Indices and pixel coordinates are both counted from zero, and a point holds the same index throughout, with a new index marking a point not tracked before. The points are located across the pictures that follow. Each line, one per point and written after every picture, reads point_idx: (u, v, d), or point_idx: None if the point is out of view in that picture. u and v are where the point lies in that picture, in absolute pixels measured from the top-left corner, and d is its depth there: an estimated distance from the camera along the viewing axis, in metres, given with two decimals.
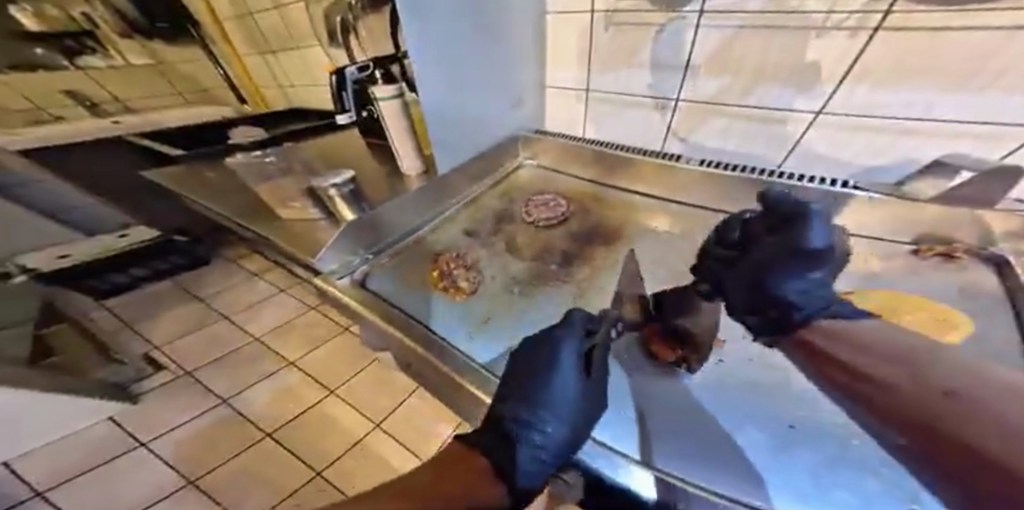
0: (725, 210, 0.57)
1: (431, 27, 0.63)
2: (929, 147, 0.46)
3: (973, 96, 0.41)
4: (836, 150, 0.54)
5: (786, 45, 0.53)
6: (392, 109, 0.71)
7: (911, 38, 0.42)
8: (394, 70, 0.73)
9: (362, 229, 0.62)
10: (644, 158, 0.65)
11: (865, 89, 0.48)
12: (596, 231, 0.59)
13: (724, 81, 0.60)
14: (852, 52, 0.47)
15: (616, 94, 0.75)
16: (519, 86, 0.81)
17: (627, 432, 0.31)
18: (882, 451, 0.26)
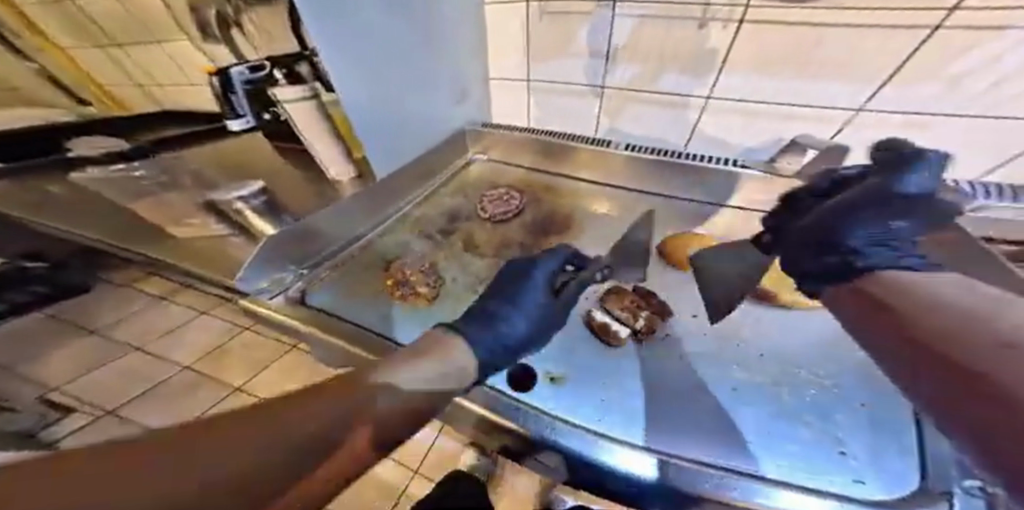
0: (650, 191, 0.63)
1: (354, 11, 0.52)
2: (791, 127, 0.55)
3: (813, 82, 0.51)
4: (725, 130, 0.61)
5: (681, 33, 0.57)
6: (305, 113, 0.48)
7: (778, 32, 0.50)
8: (302, 69, 0.45)
9: (292, 239, 0.58)
10: (578, 144, 0.66)
11: (736, 78, 0.56)
12: (549, 222, 0.58)
13: (637, 69, 0.65)
14: (724, 43, 0.54)
15: (555, 83, 0.75)
16: (461, 81, 0.75)
17: (591, 410, 0.36)
18: (806, 403, 0.35)
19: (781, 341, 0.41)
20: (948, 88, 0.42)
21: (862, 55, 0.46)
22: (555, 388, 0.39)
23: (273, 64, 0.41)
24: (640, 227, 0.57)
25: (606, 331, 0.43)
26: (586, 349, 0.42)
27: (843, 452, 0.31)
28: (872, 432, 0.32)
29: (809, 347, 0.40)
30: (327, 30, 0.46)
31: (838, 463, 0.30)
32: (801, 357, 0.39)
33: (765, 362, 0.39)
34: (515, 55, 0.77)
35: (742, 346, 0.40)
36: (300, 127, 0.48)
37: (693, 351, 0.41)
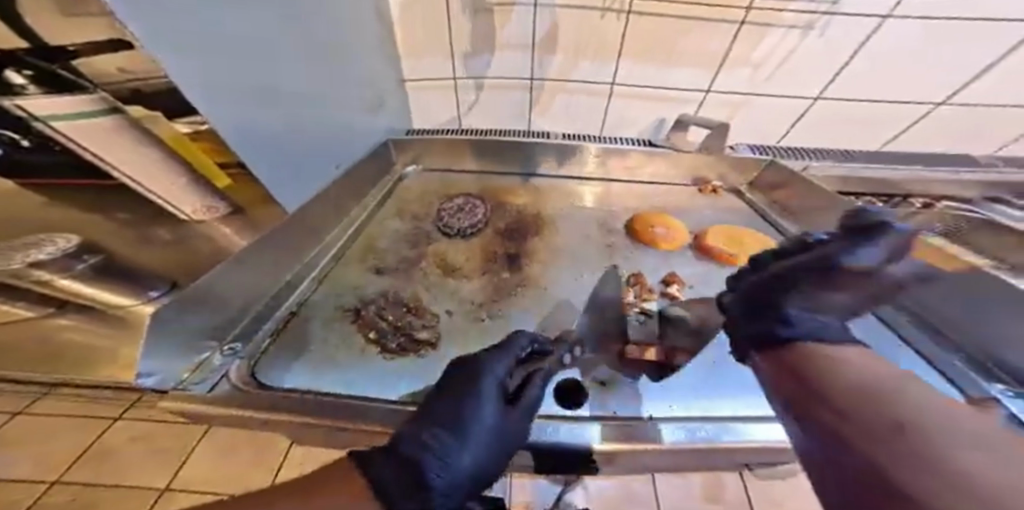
0: (600, 176, 0.65)
1: (229, 20, 0.33)
2: (670, 109, 0.70)
3: (694, 70, 0.64)
4: (626, 116, 0.72)
5: (586, 24, 0.61)
6: (102, 134, 0.24)
7: (648, 23, 0.59)
8: (65, 73, 0.19)
9: (189, 314, 0.43)
10: (516, 139, 0.65)
11: (633, 68, 0.65)
12: (520, 225, 0.56)
13: (559, 59, 0.66)
14: (619, 36, 0.61)
15: (489, 79, 0.71)
16: (373, 84, 0.64)
17: (672, 395, 0.38)
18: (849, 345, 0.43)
19: None
20: (752, 71, 0.62)
21: (698, 46, 0.61)
22: (601, 393, 0.38)
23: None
24: (603, 211, 0.60)
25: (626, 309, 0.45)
26: (609, 337, 0.42)
27: None
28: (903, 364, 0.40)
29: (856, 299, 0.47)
30: (197, 36, 0.27)
31: None
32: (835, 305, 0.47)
33: None
34: (437, 51, 0.68)
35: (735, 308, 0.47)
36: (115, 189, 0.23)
37: None
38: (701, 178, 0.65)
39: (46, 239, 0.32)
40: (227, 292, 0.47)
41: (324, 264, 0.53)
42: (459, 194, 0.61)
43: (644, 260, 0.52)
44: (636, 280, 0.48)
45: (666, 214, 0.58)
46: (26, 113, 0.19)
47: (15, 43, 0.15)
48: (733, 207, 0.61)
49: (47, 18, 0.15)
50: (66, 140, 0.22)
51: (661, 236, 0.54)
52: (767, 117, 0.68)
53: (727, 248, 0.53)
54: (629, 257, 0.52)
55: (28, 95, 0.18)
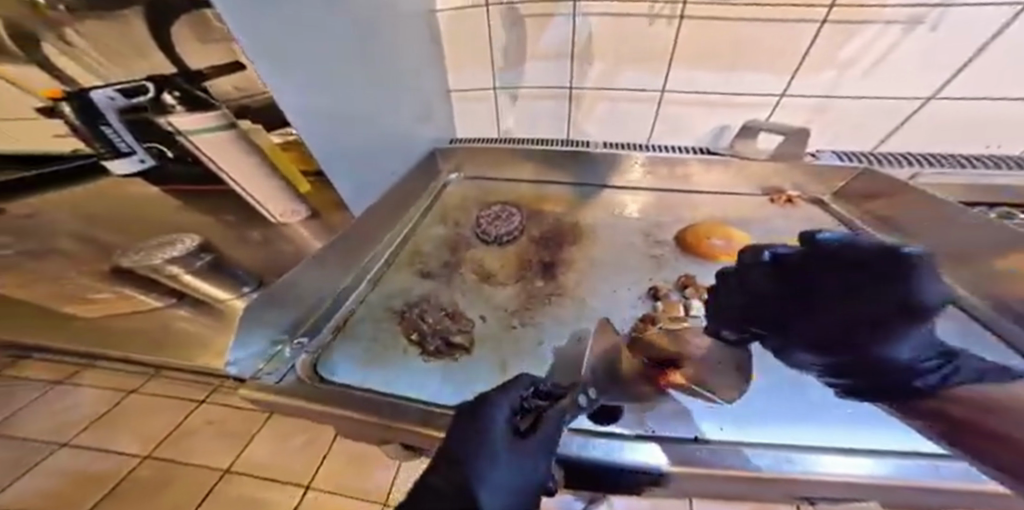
0: (647, 186, 0.61)
1: (307, 48, 0.36)
2: (733, 115, 0.63)
3: (756, 72, 0.57)
4: (680, 123, 0.66)
5: (633, 32, 0.58)
6: (220, 145, 0.32)
7: (706, 26, 0.55)
8: (201, 95, 0.26)
9: (269, 307, 0.47)
10: (558, 149, 0.65)
11: (685, 73, 0.60)
12: (557, 234, 0.55)
13: (601, 68, 0.63)
14: (670, 41, 0.58)
15: (527, 90, 0.69)
16: (424, 98, 0.67)
17: (714, 417, 0.29)
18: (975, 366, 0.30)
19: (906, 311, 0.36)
20: (837, 72, 0.54)
21: (763, 44, 0.54)
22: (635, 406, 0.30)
23: (159, 87, 0.25)
24: (648, 222, 0.56)
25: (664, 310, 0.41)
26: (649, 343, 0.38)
27: None
28: None
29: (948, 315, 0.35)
30: (289, 61, 0.32)
31: None
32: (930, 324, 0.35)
33: None
34: (479, 66, 0.70)
35: None
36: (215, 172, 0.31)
37: None
38: (770, 187, 0.58)
39: (178, 237, 0.43)
40: (301, 287, 0.51)
41: (379, 266, 0.55)
42: (498, 202, 0.62)
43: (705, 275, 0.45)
44: (686, 282, 0.44)
45: (726, 225, 0.52)
46: (174, 127, 0.29)
47: (164, 68, 0.23)
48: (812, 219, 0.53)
49: (190, 44, 0.21)
50: (197, 150, 0.32)
51: (721, 247, 0.48)
52: (852, 122, 0.58)
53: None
54: (676, 268, 0.47)
55: (176, 112, 0.28)
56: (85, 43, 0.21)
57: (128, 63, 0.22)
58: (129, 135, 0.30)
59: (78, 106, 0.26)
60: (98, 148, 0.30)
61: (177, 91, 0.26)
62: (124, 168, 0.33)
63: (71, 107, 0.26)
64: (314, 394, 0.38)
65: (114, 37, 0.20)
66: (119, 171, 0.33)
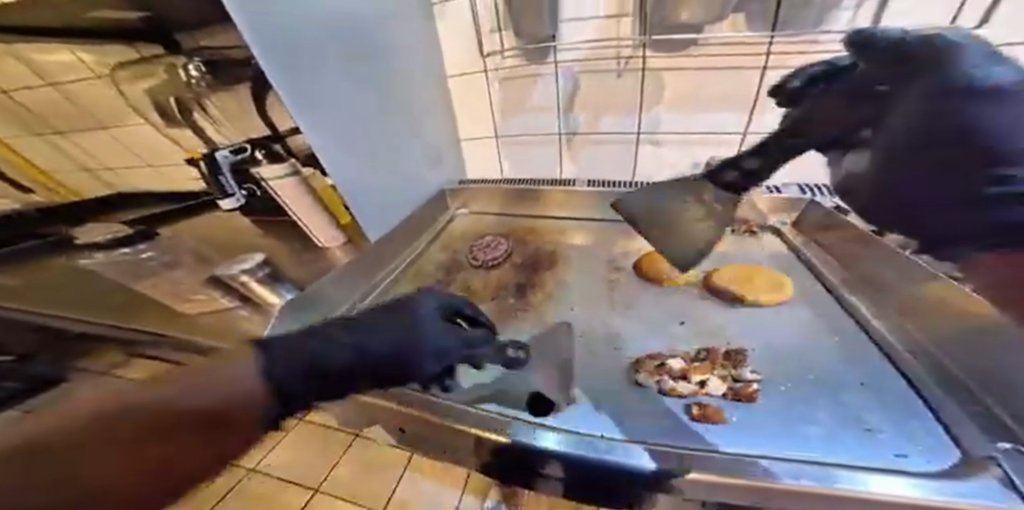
0: (624, 218, 0.65)
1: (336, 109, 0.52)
2: (706, 153, 0.64)
3: (725, 112, 0.59)
4: (660, 162, 0.68)
5: (606, 84, 0.66)
6: (288, 187, 0.48)
7: (658, 77, 0.61)
8: (278, 148, 0.44)
9: (300, 311, 0.59)
10: (546, 187, 0.73)
11: (655, 117, 0.65)
12: (534, 260, 0.62)
13: (582, 116, 0.70)
14: (637, 92, 0.64)
15: (519, 137, 0.80)
16: (435, 145, 0.80)
17: (591, 419, 0.33)
18: (810, 386, 0.34)
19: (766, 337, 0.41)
20: (788, 112, 0.56)
21: (722, 90, 0.58)
22: (568, 406, 0.35)
23: (254, 146, 0.42)
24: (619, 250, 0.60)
25: (605, 325, 0.46)
26: (581, 351, 0.43)
27: (869, 429, 0.29)
28: (909, 418, 0.30)
29: (819, 341, 0.39)
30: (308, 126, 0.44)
31: (862, 436, 0.28)
32: (801, 350, 0.38)
33: (760, 351, 0.39)
34: (478, 120, 0.83)
35: (720, 337, 0.41)
36: (285, 201, 0.48)
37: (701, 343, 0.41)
38: (739, 220, 0.59)
39: (248, 255, 0.53)
40: (322, 290, 0.60)
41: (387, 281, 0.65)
42: (491, 233, 0.72)
43: (645, 300, 0.48)
44: (723, 359, 0.38)
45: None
46: (262, 176, 0.44)
47: (256, 126, 0.41)
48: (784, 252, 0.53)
49: (277, 109, 0.41)
50: (275, 193, 0.47)
51: (670, 273, 0.51)
52: (830, 159, 0.58)
53: (738, 289, 0.46)
54: (624, 297, 0.50)
55: (259, 163, 0.43)
56: (212, 115, 0.37)
57: (235, 123, 0.39)
58: (235, 183, 0.43)
59: (207, 165, 0.41)
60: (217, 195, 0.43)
61: (268, 143, 0.43)
62: (230, 207, 0.45)
63: (202, 165, 0.40)
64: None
65: (228, 103, 0.37)
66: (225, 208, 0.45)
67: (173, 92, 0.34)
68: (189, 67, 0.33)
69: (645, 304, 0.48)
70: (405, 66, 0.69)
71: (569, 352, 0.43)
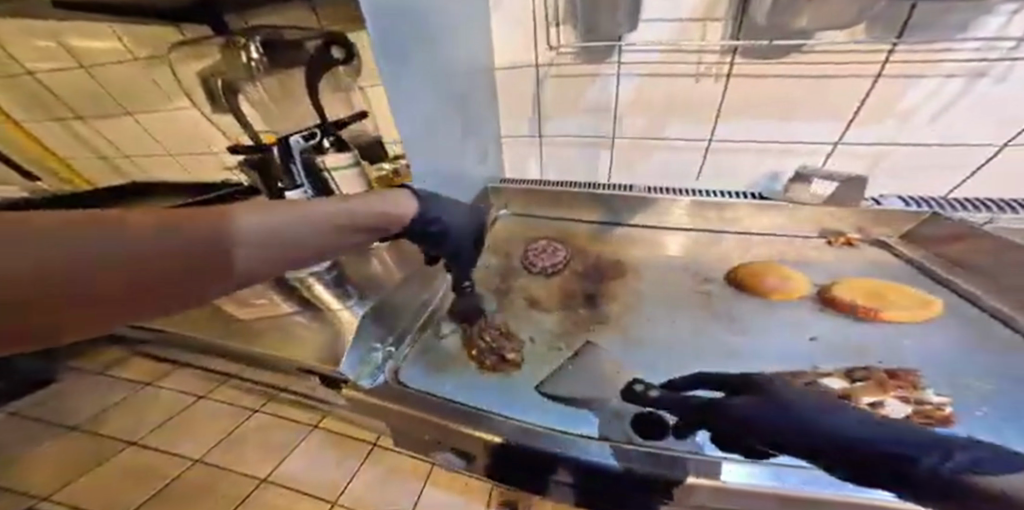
0: (691, 228, 0.61)
1: (425, 99, 0.56)
2: (785, 162, 0.61)
3: (810, 122, 0.56)
4: (728, 169, 0.65)
5: (680, 89, 0.61)
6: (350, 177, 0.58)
7: (748, 84, 0.56)
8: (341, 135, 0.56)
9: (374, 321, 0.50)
10: (605, 192, 0.66)
11: (727, 127, 0.61)
12: (599, 268, 0.58)
13: (643, 120, 0.66)
14: (718, 98, 0.59)
15: (569, 138, 0.75)
16: (481, 141, 0.75)
17: (761, 440, 0.29)
18: (989, 393, 0.31)
19: (916, 351, 0.37)
20: (897, 124, 0.52)
21: (812, 99, 0.54)
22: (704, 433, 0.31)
23: (321, 133, 0.56)
24: (693, 260, 0.56)
25: (709, 344, 0.41)
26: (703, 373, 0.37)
27: None
28: None
29: (970, 352, 0.36)
30: None
31: None
32: (965, 365, 0.34)
33: (915, 364, 0.35)
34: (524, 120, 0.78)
35: (865, 355, 0.37)
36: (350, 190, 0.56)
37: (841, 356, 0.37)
38: (827, 230, 0.54)
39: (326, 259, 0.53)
40: (397, 300, 0.54)
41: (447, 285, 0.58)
42: (542, 238, 0.67)
43: (753, 313, 0.44)
44: (893, 382, 0.33)
45: (783, 265, 0.51)
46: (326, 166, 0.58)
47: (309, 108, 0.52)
48: (884, 268, 0.49)
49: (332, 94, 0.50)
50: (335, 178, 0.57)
51: (775, 286, 0.47)
52: (917, 168, 0.55)
53: (864, 303, 0.42)
54: (727, 306, 0.46)
55: (326, 150, 0.57)
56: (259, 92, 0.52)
57: (289, 111, 0.53)
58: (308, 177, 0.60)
59: (286, 152, 0.58)
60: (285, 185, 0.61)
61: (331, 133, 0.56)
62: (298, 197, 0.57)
63: (280, 150, 0.58)
64: (404, 399, 0.40)
65: (287, 107, 0.53)
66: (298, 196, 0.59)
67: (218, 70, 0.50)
68: (249, 48, 0.46)
69: (747, 325, 0.43)
70: (457, 55, 0.63)
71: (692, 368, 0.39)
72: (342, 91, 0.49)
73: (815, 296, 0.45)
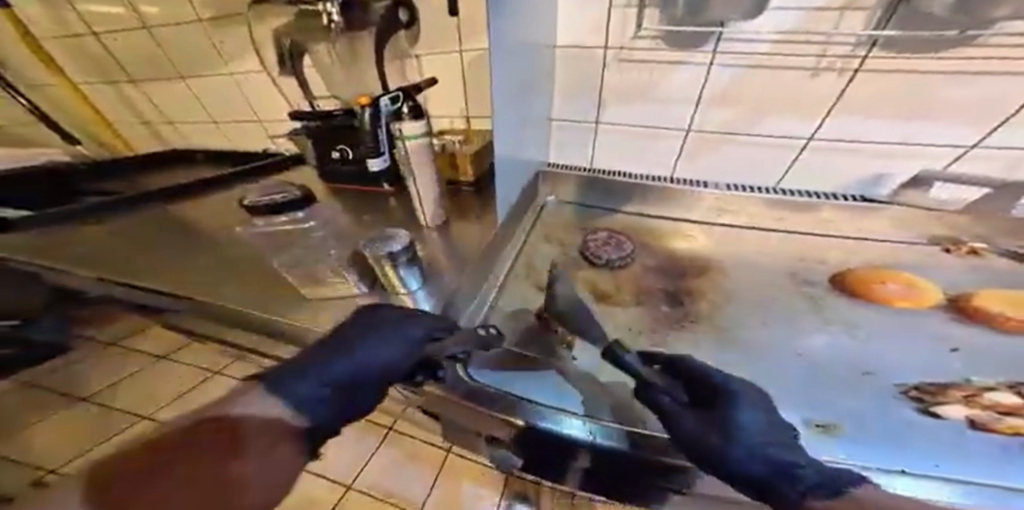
0: (774, 228, 0.56)
1: (512, 61, 0.52)
2: (890, 164, 0.56)
3: (931, 121, 0.51)
4: (819, 170, 0.60)
5: (788, 82, 0.54)
6: (418, 150, 0.55)
7: (879, 80, 0.50)
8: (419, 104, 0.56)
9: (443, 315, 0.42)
10: (672, 185, 0.61)
11: (833, 122, 0.55)
12: (674, 265, 0.53)
13: (728, 113, 0.61)
14: (835, 91, 0.53)
15: (640, 128, 0.68)
16: (541, 121, 0.69)
17: (912, 454, 0.26)
18: None
19: None
20: None
21: (944, 99, 0.48)
22: (827, 435, 0.28)
23: (404, 98, 0.57)
24: (780, 260, 0.51)
25: (826, 352, 0.36)
26: (830, 383, 0.33)
27: None
28: None
29: None
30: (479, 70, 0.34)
31: None
32: None
33: None
34: None
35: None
36: (421, 161, 0.56)
37: (990, 374, 0.32)
38: (944, 237, 0.49)
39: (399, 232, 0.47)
40: (462, 287, 0.48)
41: (505, 273, 0.55)
42: (602, 228, 0.62)
43: (878, 323, 0.39)
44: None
45: (899, 271, 0.46)
46: (398, 133, 0.54)
47: (373, 88, 0.66)
48: (1011, 275, 0.43)
49: (393, 64, 0.63)
50: (408, 149, 0.54)
51: (896, 293, 0.42)
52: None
53: (1012, 313, 0.37)
54: (842, 313, 0.41)
55: (402, 116, 0.56)
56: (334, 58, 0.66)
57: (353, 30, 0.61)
58: (385, 138, 0.61)
59: (370, 114, 0.58)
60: (365, 151, 0.63)
61: (409, 99, 0.57)
62: (376, 166, 0.65)
63: (365, 111, 0.57)
64: (479, 394, 0.34)
65: (344, 31, 0.61)
66: (371, 167, 0.65)
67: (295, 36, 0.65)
68: (330, 10, 0.57)
69: (863, 328, 0.39)
70: (536, 26, 0.57)
71: (824, 383, 0.33)
72: (398, 60, 0.62)
73: (948, 305, 0.40)
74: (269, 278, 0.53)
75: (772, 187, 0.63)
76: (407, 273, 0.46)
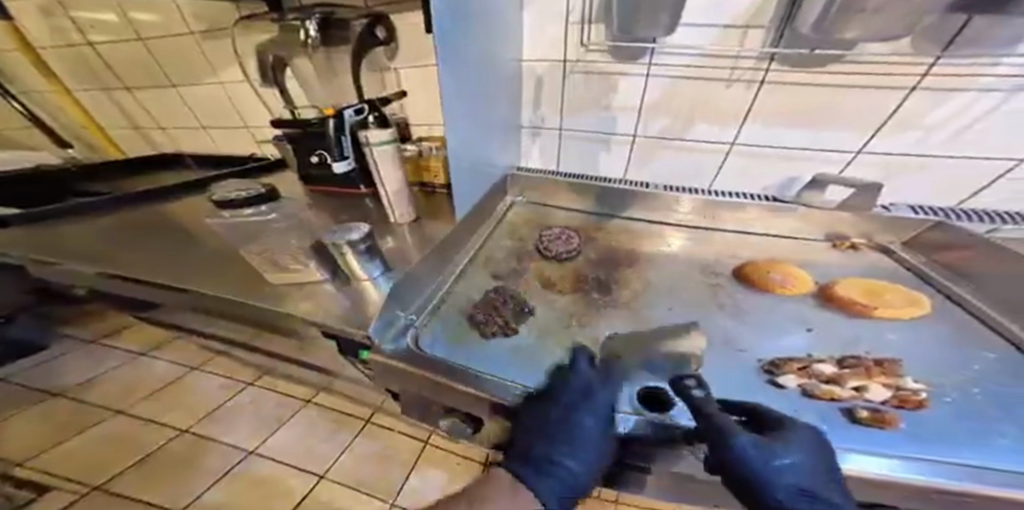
0: (702, 226, 0.63)
1: (472, 70, 0.57)
2: (803, 168, 0.63)
3: (834, 131, 0.58)
4: (747, 173, 0.67)
5: (712, 94, 0.62)
6: (384, 155, 0.61)
7: (787, 92, 0.57)
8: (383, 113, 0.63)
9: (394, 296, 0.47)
10: (619, 186, 0.69)
11: (756, 130, 0.63)
12: (611, 256, 0.61)
13: (667, 122, 0.68)
14: (747, 103, 0.61)
15: (594, 133, 0.75)
16: (506, 126, 0.75)
17: None
18: (976, 395, 0.32)
19: (895, 347, 0.39)
20: (925, 134, 0.54)
21: (843, 111, 0.56)
22: None
23: (369, 110, 0.64)
24: (702, 253, 0.59)
25: (715, 331, 0.43)
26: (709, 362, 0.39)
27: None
28: None
29: (954, 353, 0.38)
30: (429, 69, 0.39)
31: None
32: (944, 362, 0.36)
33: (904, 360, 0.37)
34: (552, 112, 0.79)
35: (863, 348, 0.39)
36: (387, 164, 0.62)
37: (835, 350, 0.39)
38: (834, 235, 0.57)
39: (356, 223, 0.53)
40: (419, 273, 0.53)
41: (463, 265, 0.60)
42: (557, 226, 0.69)
43: (760, 309, 0.46)
44: (877, 368, 0.36)
45: (789, 264, 0.53)
46: (365, 140, 0.61)
47: (349, 97, 0.72)
48: (879, 267, 0.51)
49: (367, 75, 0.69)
50: (372, 154, 0.61)
51: (778, 282, 0.50)
52: (924, 181, 0.58)
53: (860, 298, 0.45)
54: (737, 299, 0.48)
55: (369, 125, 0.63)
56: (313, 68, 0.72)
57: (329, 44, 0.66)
58: (353, 143, 0.68)
59: (336, 124, 0.65)
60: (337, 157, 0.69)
61: (376, 110, 0.65)
62: (340, 168, 0.71)
63: (331, 120, 0.64)
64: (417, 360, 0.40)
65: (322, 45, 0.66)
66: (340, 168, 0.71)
67: (275, 47, 0.71)
68: (307, 27, 0.63)
69: (748, 310, 0.46)
70: (498, 39, 0.63)
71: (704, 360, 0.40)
72: (373, 71, 0.69)
73: (817, 294, 0.48)
74: (246, 271, 0.59)
75: (708, 187, 0.70)
76: (366, 259, 0.52)
